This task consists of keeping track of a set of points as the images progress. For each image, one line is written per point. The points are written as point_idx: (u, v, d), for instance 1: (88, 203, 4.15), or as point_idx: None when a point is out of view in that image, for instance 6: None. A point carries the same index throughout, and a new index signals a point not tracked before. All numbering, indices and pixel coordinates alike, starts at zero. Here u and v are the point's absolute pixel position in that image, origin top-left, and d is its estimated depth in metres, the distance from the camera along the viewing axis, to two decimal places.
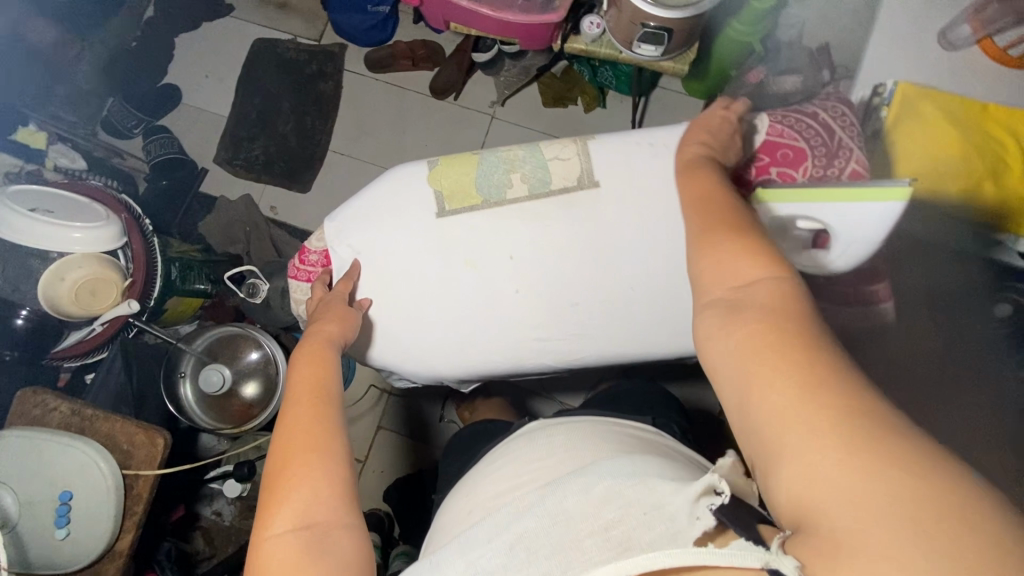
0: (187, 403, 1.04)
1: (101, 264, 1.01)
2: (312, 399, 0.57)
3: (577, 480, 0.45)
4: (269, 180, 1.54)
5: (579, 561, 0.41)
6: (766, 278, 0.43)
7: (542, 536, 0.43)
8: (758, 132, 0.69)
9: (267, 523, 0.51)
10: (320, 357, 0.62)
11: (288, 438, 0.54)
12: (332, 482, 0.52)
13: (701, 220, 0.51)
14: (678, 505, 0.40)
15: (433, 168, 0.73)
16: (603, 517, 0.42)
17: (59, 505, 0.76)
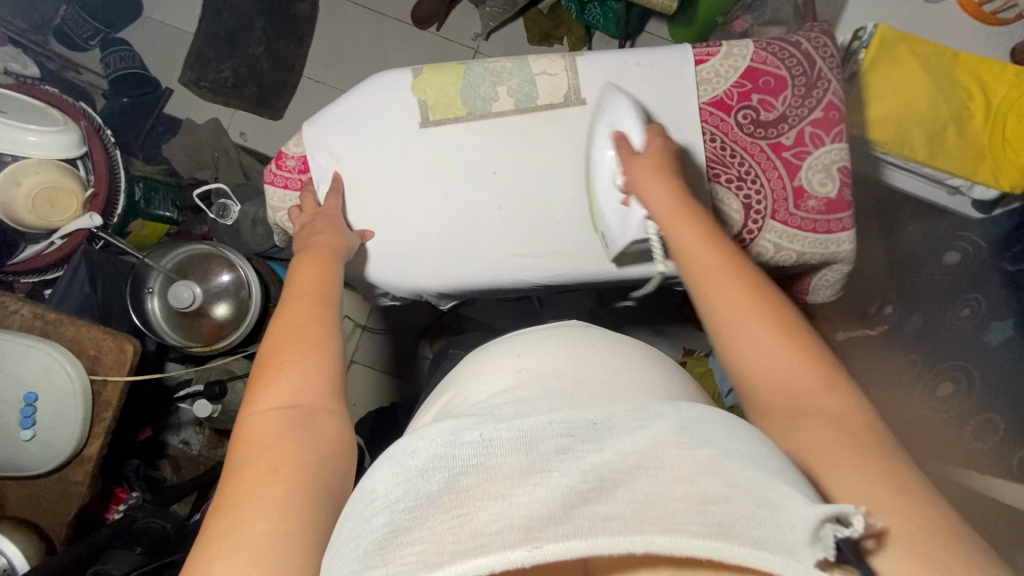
0: (155, 319, 1.01)
1: (56, 171, 0.97)
2: (313, 300, 0.59)
3: (678, 433, 0.36)
4: (239, 104, 1.47)
5: (661, 520, 0.31)
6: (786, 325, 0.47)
7: (622, 475, 0.33)
8: (742, 58, 0.71)
9: (255, 400, 0.51)
10: (322, 262, 0.64)
11: (284, 331, 0.56)
12: (324, 371, 0.54)
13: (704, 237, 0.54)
14: (799, 515, 0.31)
15: (418, 75, 0.71)
16: (706, 485, 0.32)
17: (23, 406, 0.75)
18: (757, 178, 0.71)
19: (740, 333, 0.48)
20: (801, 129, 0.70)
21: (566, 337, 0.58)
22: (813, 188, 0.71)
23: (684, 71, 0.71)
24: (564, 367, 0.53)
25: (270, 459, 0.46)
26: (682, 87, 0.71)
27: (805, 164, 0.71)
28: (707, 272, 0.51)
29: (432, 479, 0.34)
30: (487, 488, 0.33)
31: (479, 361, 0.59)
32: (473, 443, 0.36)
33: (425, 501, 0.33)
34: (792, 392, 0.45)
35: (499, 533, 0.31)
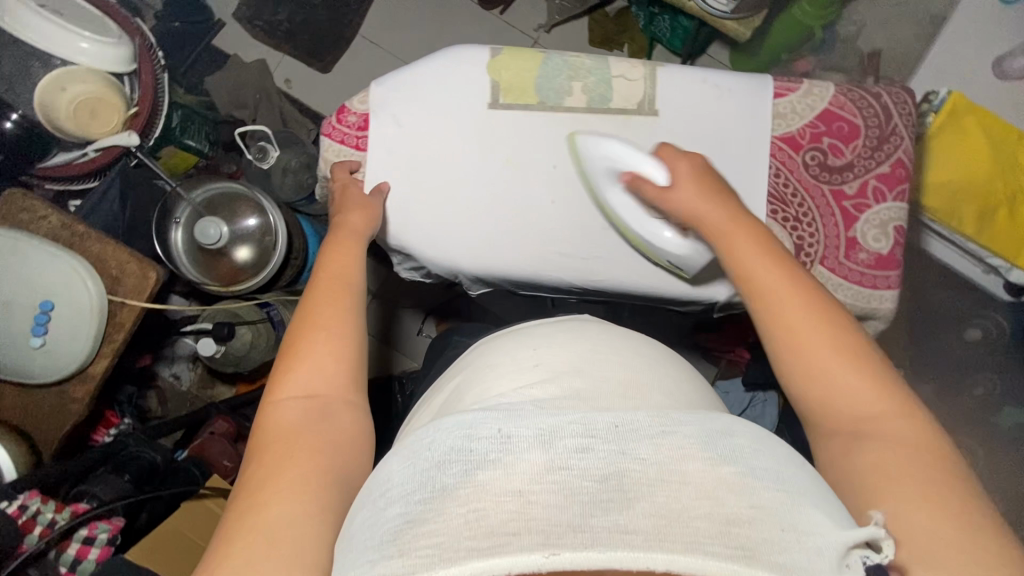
0: (176, 250, 1.00)
1: (103, 84, 0.94)
2: (335, 280, 0.58)
3: (700, 446, 0.37)
4: (289, 50, 1.45)
5: (683, 536, 0.33)
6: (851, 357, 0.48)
7: (642, 485, 0.35)
8: (821, 99, 0.70)
9: (278, 386, 0.51)
10: (347, 244, 0.63)
11: (307, 313, 0.55)
12: (345, 356, 0.53)
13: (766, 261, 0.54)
14: (831, 552, 0.33)
15: (495, 55, 0.70)
16: (728, 506, 0.34)
17: (38, 313, 0.73)
18: (814, 221, 0.70)
19: (804, 361, 0.49)
20: (866, 181, 0.70)
21: (588, 336, 0.58)
22: (867, 241, 0.70)
23: (761, 102, 0.70)
24: (581, 365, 0.52)
25: (290, 448, 0.46)
26: (756, 117, 0.70)
27: (862, 216, 0.70)
28: (797, 317, 0.50)
29: (449, 471, 0.37)
30: (502, 485, 0.35)
31: (494, 351, 0.59)
32: (488, 438, 0.38)
33: (442, 493, 0.36)
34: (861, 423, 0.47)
35: (515, 535, 0.33)
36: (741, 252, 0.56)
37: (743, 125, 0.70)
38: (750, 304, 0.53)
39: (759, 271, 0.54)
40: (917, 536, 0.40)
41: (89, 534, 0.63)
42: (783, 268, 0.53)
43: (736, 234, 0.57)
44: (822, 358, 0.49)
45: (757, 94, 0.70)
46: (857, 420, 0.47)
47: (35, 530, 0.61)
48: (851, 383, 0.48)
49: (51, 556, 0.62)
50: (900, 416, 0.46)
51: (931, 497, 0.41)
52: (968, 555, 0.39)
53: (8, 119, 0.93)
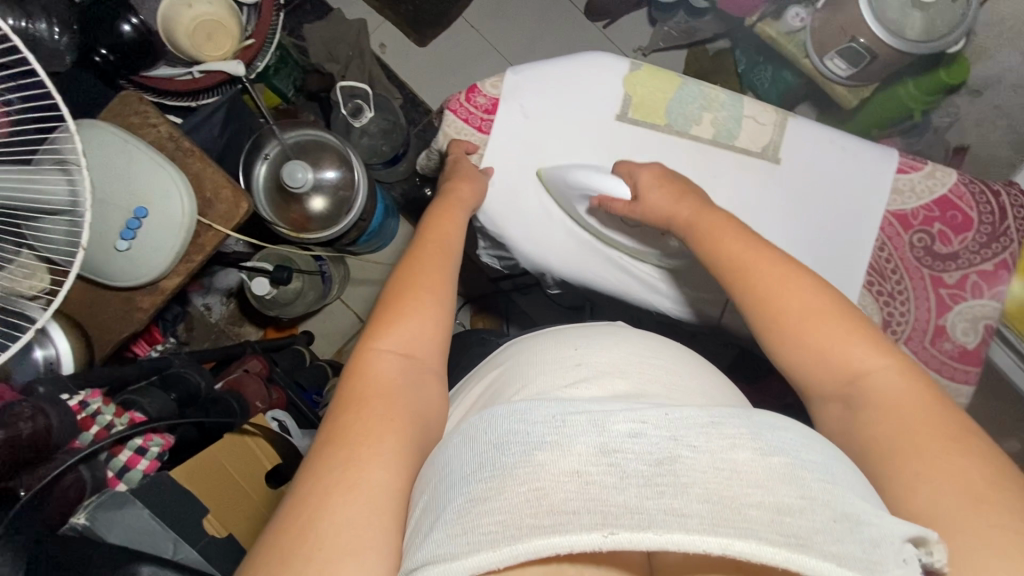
0: (257, 185, 1.01)
1: (225, 11, 0.97)
2: (436, 250, 0.58)
3: (743, 433, 0.36)
4: (391, 16, 1.46)
5: (737, 524, 0.31)
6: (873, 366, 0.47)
7: (695, 472, 0.33)
8: (942, 185, 0.70)
9: (376, 337, 0.51)
10: (452, 211, 0.63)
11: (408, 278, 0.55)
12: (439, 330, 0.53)
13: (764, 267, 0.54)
14: (890, 550, 0.32)
15: (634, 70, 0.71)
16: (783, 496, 0.33)
17: (131, 218, 0.72)
18: (907, 301, 0.70)
19: (814, 361, 0.49)
20: (966, 275, 0.70)
21: (664, 347, 0.56)
22: (955, 333, 0.70)
23: (881, 175, 0.71)
24: (626, 365, 0.50)
25: (379, 407, 0.45)
26: (873, 187, 0.71)
27: (956, 307, 0.70)
28: (788, 301, 0.51)
29: (506, 450, 0.36)
30: (559, 465, 0.34)
31: (544, 343, 0.57)
32: (544, 420, 0.37)
33: (501, 472, 0.35)
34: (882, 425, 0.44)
35: (576, 514, 0.32)
36: (717, 245, 0.56)
37: (857, 192, 0.71)
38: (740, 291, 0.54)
39: (741, 259, 0.54)
40: (944, 501, 0.38)
41: (142, 444, 0.64)
42: (768, 260, 0.53)
43: (712, 225, 0.57)
44: (827, 341, 0.48)
45: (879, 165, 0.71)
46: (860, 393, 0.46)
47: (93, 428, 0.63)
48: (859, 363, 0.47)
49: (102, 458, 0.61)
50: (907, 385, 0.45)
51: (952, 462, 0.40)
52: (994, 514, 0.37)
53: (127, 22, 0.91)
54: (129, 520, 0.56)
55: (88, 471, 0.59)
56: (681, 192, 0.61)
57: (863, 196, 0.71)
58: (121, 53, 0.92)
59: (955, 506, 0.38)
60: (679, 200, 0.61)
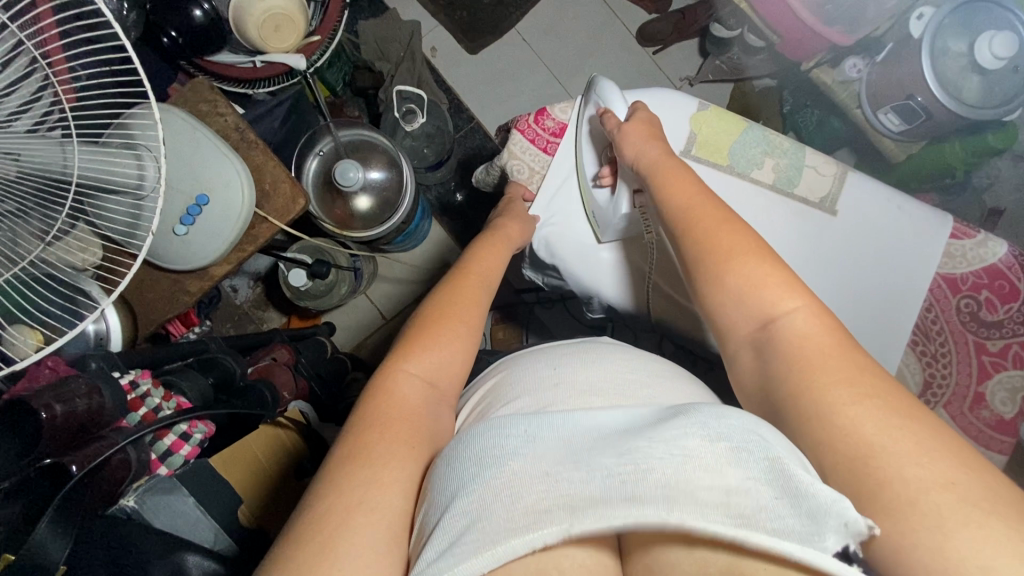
0: (307, 178, 1.03)
1: (294, 5, 0.98)
2: (475, 283, 0.60)
3: (688, 422, 0.36)
4: (446, 21, 1.47)
5: (689, 505, 0.31)
6: (796, 309, 0.47)
7: (654, 458, 0.34)
8: (994, 254, 0.70)
9: (406, 358, 0.51)
10: (500, 247, 0.66)
11: (440, 308, 0.56)
12: (463, 362, 0.54)
13: (705, 223, 0.54)
14: (830, 518, 0.32)
15: (702, 109, 0.72)
16: (731, 477, 0.33)
17: (192, 204, 0.73)
18: (950, 364, 0.70)
19: (737, 305, 0.49)
20: (1010, 344, 0.68)
21: (702, 389, 0.57)
22: (993, 402, 0.68)
23: (933, 239, 0.72)
24: (618, 379, 0.52)
25: (404, 434, 0.44)
26: (925, 250, 0.72)
27: (996, 375, 0.68)
28: (724, 248, 0.51)
29: (479, 466, 0.36)
30: (531, 472, 0.35)
31: (533, 364, 0.57)
32: (516, 434, 0.37)
33: (478, 487, 0.35)
34: (807, 370, 0.43)
35: (548, 515, 0.33)
36: (669, 192, 0.58)
37: (909, 253, 0.71)
38: (689, 246, 0.54)
39: (691, 215, 0.55)
40: (857, 436, 0.38)
41: (186, 430, 0.66)
42: (715, 213, 0.54)
43: (672, 173, 0.59)
44: (749, 280, 0.49)
45: (934, 229, 0.72)
46: (774, 331, 0.46)
47: (142, 410, 0.64)
48: (774, 301, 0.48)
49: (148, 440, 0.62)
50: (819, 322, 0.46)
51: (864, 394, 0.40)
52: (933, 451, 0.36)
53: (200, 7, 0.91)
54: (176, 506, 0.58)
55: (134, 452, 0.59)
56: (650, 136, 0.63)
57: (915, 258, 0.72)
58: (190, 37, 0.93)
59: (869, 438, 0.38)
60: (644, 147, 0.63)
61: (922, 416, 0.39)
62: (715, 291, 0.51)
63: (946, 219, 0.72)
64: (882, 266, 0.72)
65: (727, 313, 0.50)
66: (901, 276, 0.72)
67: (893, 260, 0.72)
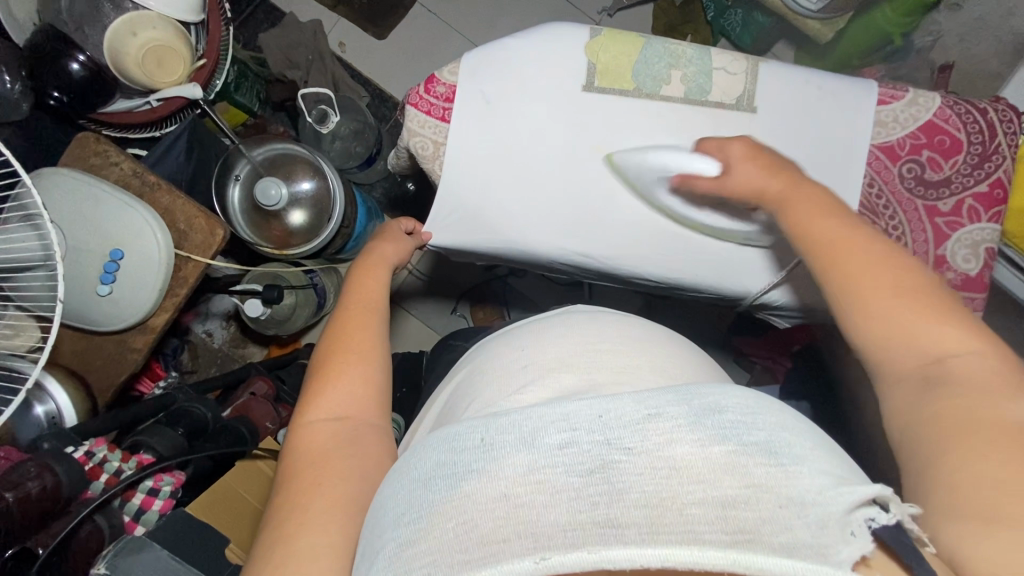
0: (232, 207, 0.99)
1: (173, 32, 0.93)
2: (364, 311, 0.58)
3: (675, 423, 0.33)
4: (347, 13, 1.43)
5: (680, 527, 0.30)
6: (974, 354, 0.44)
7: (631, 475, 0.31)
8: (926, 110, 0.68)
9: (304, 409, 0.51)
10: (374, 270, 0.63)
11: (337, 338, 0.56)
12: (368, 380, 0.53)
13: (873, 257, 0.50)
14: (835, 527, 0.31)
15: (594, 36, 0.68)
16: (723, 487, 0.31)
17: (107, 261, 0.71)
18: (903, 235, 0.68)
19: (873, 322, 0.47)
20: (962, 199, 0.68)
21: (645, 335, 0.55)
22: (955, 261, 0.68)
23: (862, 110, 0.68)
24: (574, 359, 0.49)
25: (308, 480, 0.46)
26: (857, 126, 0.68)
27: (954, 235, 0.68)
28: (879, 281, 0.48)
29: (434, 488, 0.34)
30: (488, 492, 0.32)
31: (493, 355, 0.56)
32: (472, 448, 0.35)
33: (427, 513, 0.33)
34: (961, 403, 0.40)
35: (506, 540, 0.30)
36: (810, 222, 0.54)
37: (840, 133, 0.68)
38: (830, 276, 0.51)
39: (840, 244, 0.51)
40: (992, 458, 0.36)
41: (153, 485, 0.66)
42: (870, 244, 0.50)
43: (796, 198, 0.56)
44: (901, 318, 0.46)
45: (860, 101, 0.68)
46: (945, 373, 0.43)
47: (102, 477, 0.64)
48: (921, 334, 0.45)
49: (116, 505, 0.63)
50: (997, 367, 0.42)
51: (1008, 425, 0.38)
52: None
53: (75, 60, 0.87)
54: (149, 563, 0.56)
55: (103, 520, 0.61)
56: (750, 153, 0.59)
57: (845, 132, 0.68)
58: (76, 93, 0.89)
59: (1004, 462, 0.36)
60: (750, 176, 0.59)
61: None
62: (862, 326, 0.48)
63: (869, 86, 0.69)
64: (818, 150, 0.68)
65: (856, 322, 0.48)
66: (839, 158, 0.68)
67: (826, 143, 0.68)
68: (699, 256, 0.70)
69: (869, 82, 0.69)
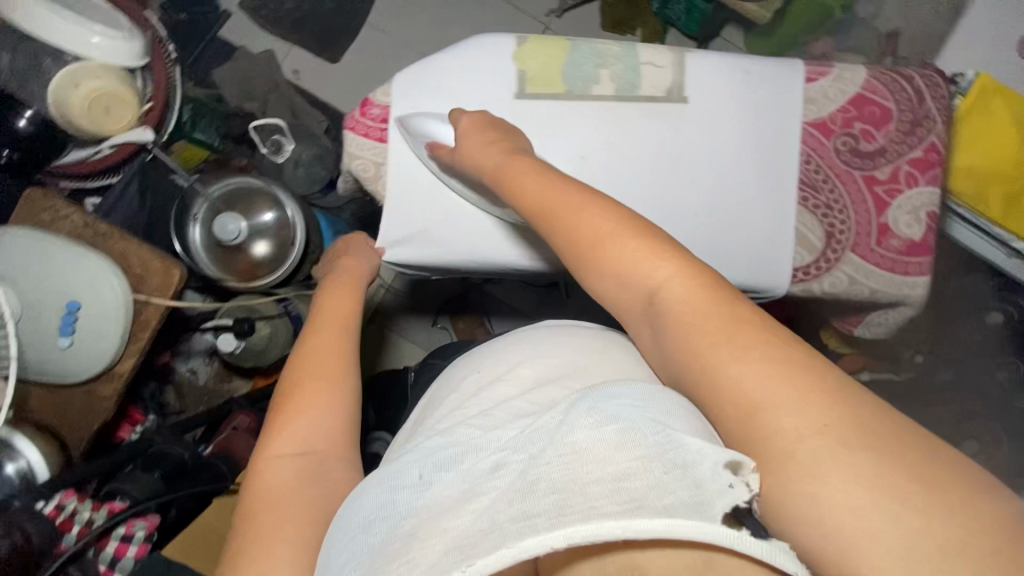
0: (194, 246, 1.00)
1: (117, 80, 0.94)
2: (333, 327, 0.57)
3: (583, 416, 0.36)
4: (298, 40, 1.44)
5: (581, 507, 0.32)
6: (678, 274, 0.42)
7: (545, 473, 0.34)
8: (853, 83, 0.69)
9: (269, 445, 0.50)
10: (351, 287, 0.63)
11: (305, 359, 0.55)
12: (340, 406, 0.53)
13: (580, 210, 0.49)
14: (712, 483, 0.32)
15: (521, 44, 0.69)
16: (616, 462, 0.33)
17: (65, 313, 0.73)
18: (845, 208, 0.69)
19: (620, 279, 0.45)
20: (899, 166, 0.69)
21: (603, 338, 0.55)
22: (898, 228, 0.69)
23: (791, 88, 0.69)
24: (517, 373, 0.51)
25: (274, 519, 0.46)
26: (789, 105, 0.69)
27: (894, 202, 0.69)
28: (600, 235, 0.47)
29: (375, 531, 0.38)
30: (438, 530, 0.35)
31: (454, 380, 0.55)
32: (409, 488, 0.39)
33: (375, 560, 0.36)
34: (726, 354, 0.37)
35: (441, 564, 0.33)
36: (529, 189, 0.54)
37: (774, 115, 0.69)
38: (574, 251, 0.48)
39: (565, 203, 0.50)
40: (777, 420, 0.34)
41: (126, 532, 0.69)
42: (585, 198, 0.49)
43: (528, 173, 0.55)
44: (630, 260, 0.44)
45: (790, 81, 0.69)
46: (665, 305, 0.42)
47: (73, 528, 0.67)
48: (647, 274, 0.43)
49: (91, 555, 0.67)
50: (699, 284, 0.41)
51: (778, 363, 0.36)
52: (863, 442, 0.32)
53: (22, 116, 0.93)
54: None
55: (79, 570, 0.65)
56: (511, 154, 0.58)
57: (779, 114, 0.69)
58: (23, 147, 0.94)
59: (791, 424, 0.34)
60: (531, 185, 0.54)
61: (800, 362, 0.36)
62: (604, 287, 0.46)
63: (797, 64, 0.70)
64: (754, 133, 0.69)
65: (603, 285, 0.46)
66: (777, 140, 0.69)
67: (764, 127, 0.69)
68: None
69: (796, 60, 0.70)
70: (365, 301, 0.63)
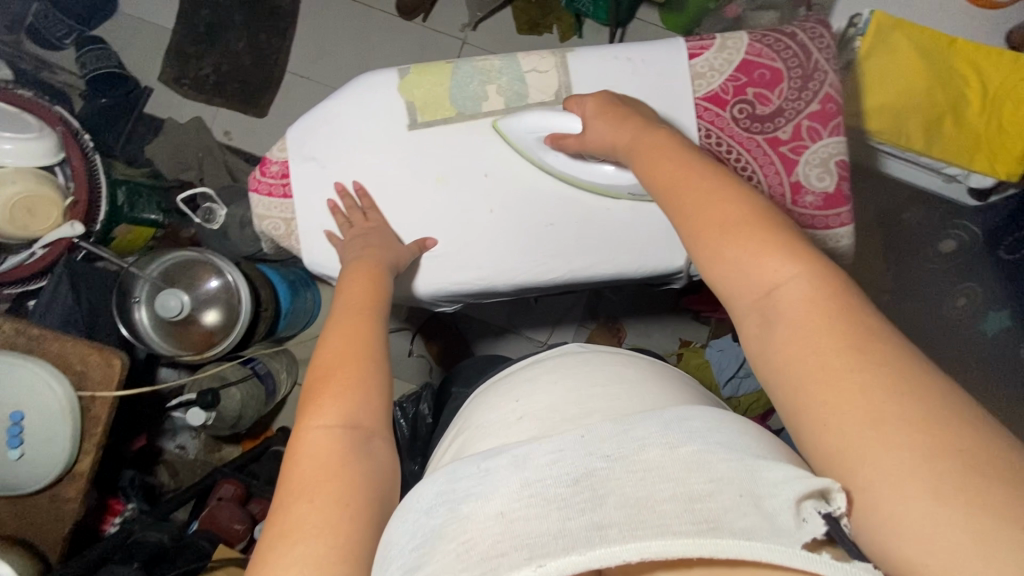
0: (143, 328, 1.00)
1: (35, 180, 0.94)
2: (367, 313, 0.56)
3: (660, 434, 0.33)
4: (223, 102, 1.44)
5: (651, 523, 0.29)
6: (798, 280, 0.39)
7: (613, 481, 0.31)
8: (734, 50, 0.69)
9: (315, 412, 0.47)
10: (373, 275, 0.60)
11: (341, 332, 0.53)
12: (379, 381, 0.50)
13: (692, 199, 0.45)
14: (796, 514, 0.29)
15: (404, 76, 0.69)
16: (693, 482, 0.30)
17: (11, 425, 0.74)
18: (754, 173, 0.69)
19: (723, 263, 0.42)
20: (798, 123, 0.69)
21: (609, 359, 0.54)
22: (811, 183, 0.69)
23: (675, 67, 0.70)
24: (566, 406, 0.46)
25: (322, 484, 0.42)
26: (677, 83, 0.69)
27: (802, 158, 0.69)
28: (706, 218, 0.43)
29: (435, 514, 0.34)
30: (484, 511, 0.31)
31: (482, 409, 0.53)
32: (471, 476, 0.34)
33: (432, 538, 0.32)
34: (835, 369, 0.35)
35: (505, 554, 0.29)
36: (654, 165, 0.49)
37: (661, 97, 0.69)
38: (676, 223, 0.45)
39: (675, 178, 0.47)
40: (860, 440, 0.32)
41: None
42: (698, 175, 0.46)
43: (648, 146, 0.51)
44: (737, 257, 0.41)
45: (674, 61, 0.69)
46: (773, 306, 0.39)
47: None
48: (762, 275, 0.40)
49: None
50: (820, 298, 0.38)
51: (871, 385, 0.33)
52: (952, 479, 0.29)
53: None
54: None
55: None
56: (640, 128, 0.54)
57: (669, 94, 0.69)
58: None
59: (870, 442, 0.32)
60: (659, 163, 0.49)
61: (910, 392, 0.32)
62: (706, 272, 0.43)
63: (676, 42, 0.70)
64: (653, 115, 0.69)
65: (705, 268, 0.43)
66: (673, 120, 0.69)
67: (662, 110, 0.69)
68: (571, 251, 0.70)
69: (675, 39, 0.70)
70: (389, 284, 0.61)
